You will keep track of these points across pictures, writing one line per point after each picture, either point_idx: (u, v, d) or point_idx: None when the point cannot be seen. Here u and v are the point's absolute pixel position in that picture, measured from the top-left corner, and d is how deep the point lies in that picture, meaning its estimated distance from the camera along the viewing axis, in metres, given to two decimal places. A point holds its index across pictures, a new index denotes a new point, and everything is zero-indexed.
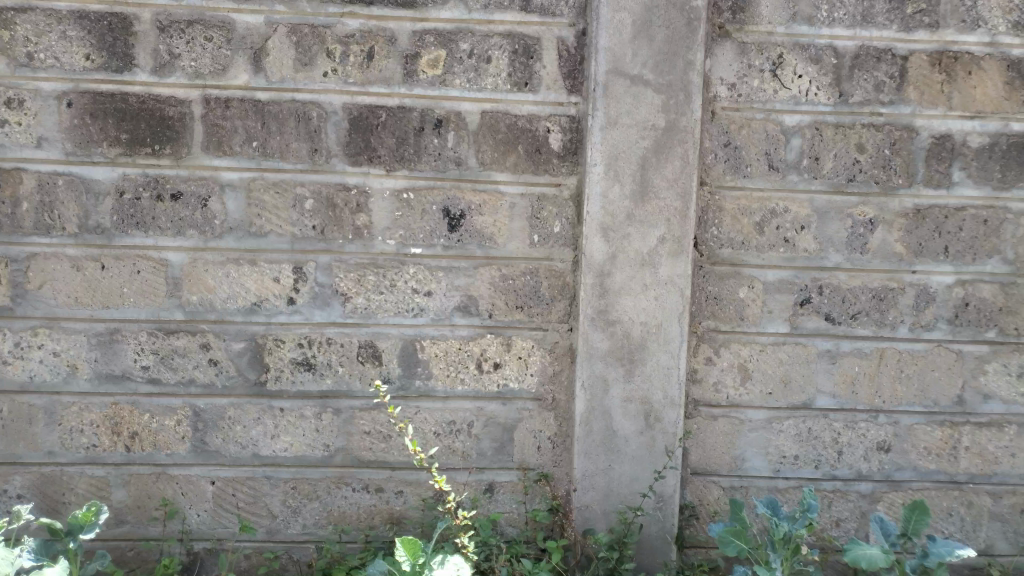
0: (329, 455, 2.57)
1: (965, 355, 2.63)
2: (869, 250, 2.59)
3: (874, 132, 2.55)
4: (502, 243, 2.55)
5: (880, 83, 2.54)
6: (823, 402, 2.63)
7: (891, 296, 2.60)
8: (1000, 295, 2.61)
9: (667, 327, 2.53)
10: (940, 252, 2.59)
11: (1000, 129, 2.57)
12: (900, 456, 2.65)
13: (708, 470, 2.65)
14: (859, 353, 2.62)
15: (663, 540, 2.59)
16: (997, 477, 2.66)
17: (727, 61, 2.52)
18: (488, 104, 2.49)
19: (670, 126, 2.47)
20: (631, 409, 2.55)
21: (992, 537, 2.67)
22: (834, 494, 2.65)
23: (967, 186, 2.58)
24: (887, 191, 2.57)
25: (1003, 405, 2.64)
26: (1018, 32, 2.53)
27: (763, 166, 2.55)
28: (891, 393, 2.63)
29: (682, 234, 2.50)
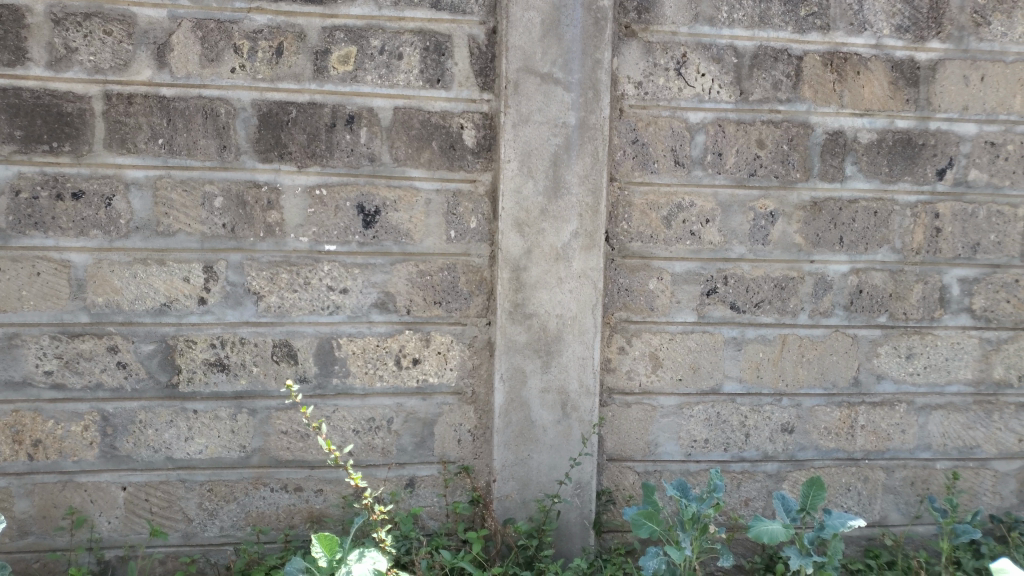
0: (245, 456, 2.53)
1: (860, 339, 2.79)
2: (770, 241, 2.72)
3: (773, 129, 2.68)
4: (419, 239, 2.56)
5: (777, 82, 2.66)
6: (730, 387, 2.75)
7: (791, 284, 2.73)
8: (890, 281, 2.78)
9: (582, 319, 2.60)
10: (836, 242, 2.74)
11: (886, 126, 2.73)
12: (802, 437, 2.79)
13: (624, 457, 2.74)
14: (763, 339, 2.75)
15: (581, 526, 2.66)
16: (890, 452, 2.84)
17: (634, 60, 2.60)
18: (400, 100, 2.51)
19: (580, 124, 2.53)
20: (548, 400, 2.61)
21: (886, 509, 2.85)
22: (742, 475, 2.77)
23: (858, 180, 2.74)
24: (786, 184, 2.70)
25: (894, 385, 2.82)
26: (901, 35, 2.70)
27: (670, 162, 2.65)
28: (793, 376, 2.77)
29: (595, 228, 2.57)
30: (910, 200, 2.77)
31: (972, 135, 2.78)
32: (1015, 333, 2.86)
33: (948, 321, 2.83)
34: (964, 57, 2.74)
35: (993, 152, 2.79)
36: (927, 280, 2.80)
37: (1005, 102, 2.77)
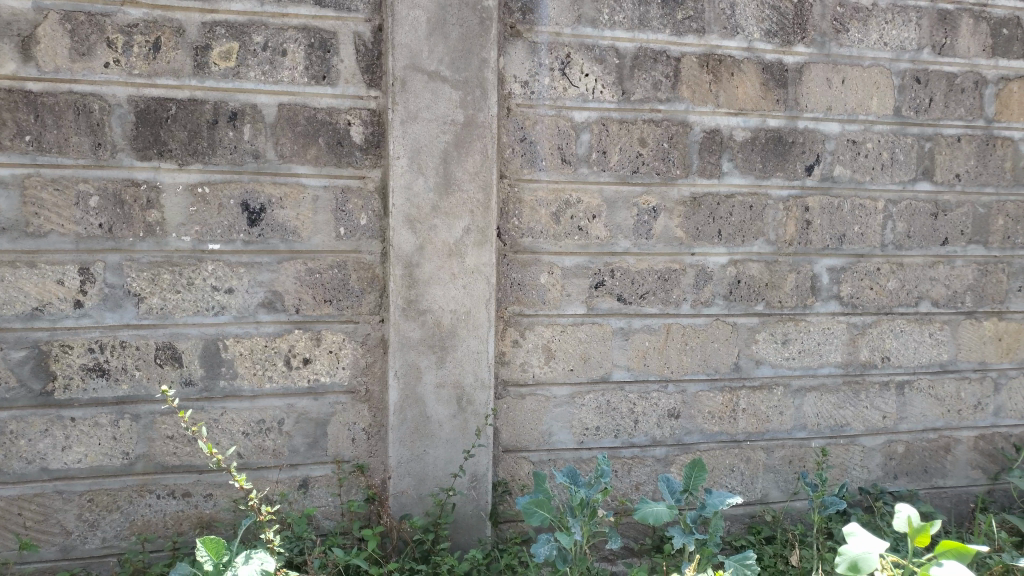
0: (128, 464, 2.46)
1: (739, 327, 2.94)
2: (654, 235, 2.83)
3: (654, 127, 2.79)
4: (307, 237, 2.54)
5: (657, 82, 2.78)
6: (619, 375, 2.85)
7: (674, 276, 2.86)
8: (766, 272, 2.94)
9: (476, 314, 2.64)
10: (714, 235, 2.88)
11: (759, 125, 2.89)
12: (688, 421, 2.93)
13: (519, 447, 2.79)
14: (649, 329, 2.86)
15: (478, 517, 2.70)
16: (769, 433, 3.01)
17: (519, 59, 2.66)
18: (285, 97, 2.48)
19: (468, 121, 2.57)
20: (444, 395, 2.64)
21: (767, 487, 3.01)
22: (633, 460, 2.88)
23: (734, 176, 2.88)
24: (667, 181, 2.82)
25: (772, 369, 2.99)
26: (770, 39, 2.86)
27: (557, 160, 2.72)
28: (678, 364, 2.89)
29: (485, 224, 2.62)
30: (782, 194, 2.94)
31: (835, 133, 2.97)
32: (879, 318, 3.07)
33: (819, 308, 3.01)
34: (827, 61, 2.93)
35: (855, 149, 2.99)
36: (799, 270, 2.97)
37: (864, 104, 2.98)
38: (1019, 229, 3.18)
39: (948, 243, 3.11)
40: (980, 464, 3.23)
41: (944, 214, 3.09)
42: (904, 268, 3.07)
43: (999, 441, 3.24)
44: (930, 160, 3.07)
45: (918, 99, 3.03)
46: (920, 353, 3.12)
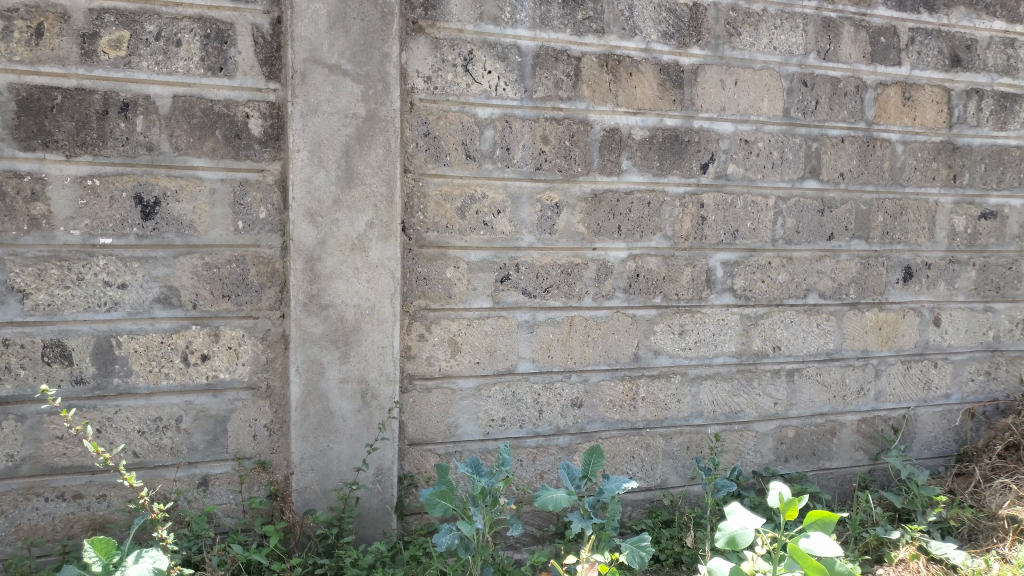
0: (13, 466, 2.36)
1: (639, 318, 3.05)
2: (557, 230, 2.90)
3: (556, 125, 2.85)
4: (204, 231, 2.50)
5: (559, 81, 2.84)
6: (524, 367, 2.91)
7: (576, 270, 2.94)
8: (663, 266, 3.06)
9: (380, 309, 2.65)
10: (615, 231, 2.97)
11: (656, 124, 3.00)
12: (591, 410, 3.01)
13: (424, 440, 2.82)
14: (553, 322, 2.93)
15: (383, 510, 2.72)
16: (668, 420, 3.13)
17: (422, 55, 2.68)
18: (180, 88, 2.43)
19: (370, 116, 2.57)
20: (347, 389, 2.64)
21: (666, 472, 3.13)
22: (537, 450, 2.94)
23: (633, 173, 2.98)
24: (569, 177, 2.89)
25: (670, 359, 3.11)
26: (667, 41, 2.96)
27: (461, 155, 2.75)
28: (580, 355, 2.98)
29: (389, 218, 2.63)
30: (679, 191, 3.06)
31: (729, 133, 3.10)
32: (770, 310, 3.23)
33: (714, 300, 3.15)
34: (720, 63, 3.06)
35: (747, 148, 3.13)
36: (695, 264, 3.10)
37: (755, 105, 3.12)
38: (897, 225, 3.39)
39: (834, 239, 3.29)
40: (862, 446, 3.44)
41: (829, 211, 3.27)
42: (793, 262, 3.24)
43: (879, 424, 3.45)
44: (816, 160, 3.24)
45: (805, 102, 3.19)
46: (808, 343, 3.30)
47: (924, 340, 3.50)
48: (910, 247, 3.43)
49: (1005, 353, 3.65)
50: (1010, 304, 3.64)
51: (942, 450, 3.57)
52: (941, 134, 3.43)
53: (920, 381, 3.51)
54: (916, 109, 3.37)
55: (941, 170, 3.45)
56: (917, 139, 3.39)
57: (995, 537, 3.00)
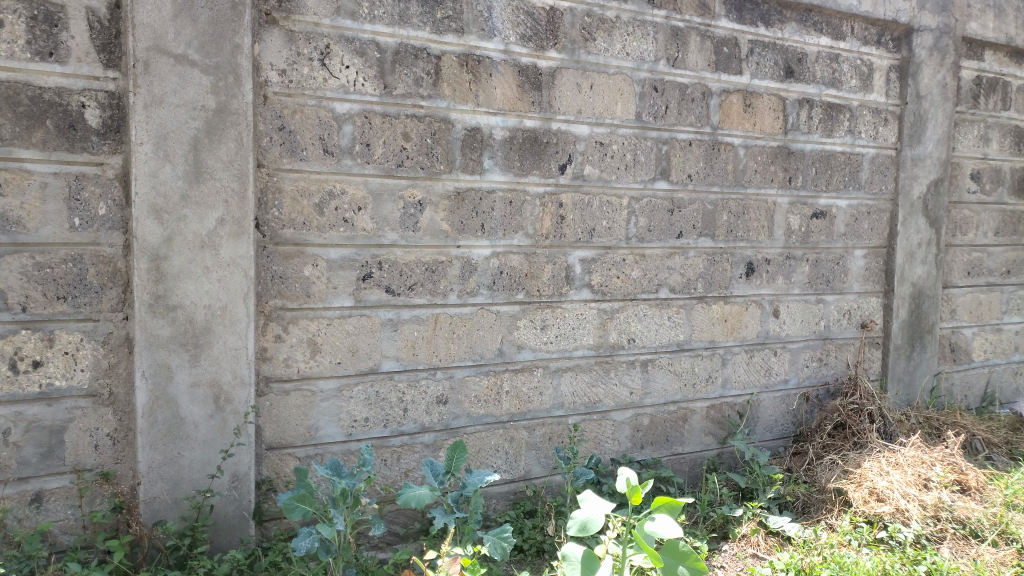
0: None
1: (502, 315, 3.09)
2: (420, 228, 2.89)
3: (417, 123, 2.85)
4: (34, 228, 2.32)
5: (419, 78, 2.84)
6: (388, 366, 2.89)
7: (440, 268, 2.95)
8: (525, 263, 3.12)
9: (233, 309, 2.56)
10: (478, 229, 3.00)
11: (516, 125, 3.05)
12: (456, 407, 3.03)
13: (283, 444, 2.74)
14: (417, 320, 2.92)
15: (240, 517, 2.63)
16: (531, 413, 3.20)
17: (276, 47, 2.60)
18: (3, 73, 2.24)
19: (220, 108, 2.48)
20: (199, 394, 2.53)
21: (530, 464, 3.20)
22: (402, 449, 2.92)
23: (495, 173, 3.02)
24: (431, 175, 2.89)
25: (533, 354, 3.18)
26: (525, 43, 3.03)
27: (318, 151, 2.70)
28: (445, 352, 2.99)
29: (242, 215, 2.54)
30: (538, 191, 3.13)
31: (585, 135, 3.21)
32: (625, 304, 3.38)
33: (573, 296, 3.25)
34: (576, 67, 3.16)
35: (602, 150, 3.26)
36: (555, 261, 3.18)
37: (609, 108, 3.25)
38: (740, 223, 3.63)
39: (683, 237, 3.48)
40: (712, 431, 3.66)
41: (678, 210, 3.46)
42: (645, 259, 3.40)
43: (726, 410, 3.69)
44: (667, 162, 3.41)
45: (656, 106, 3.36)
46: (661, 335, 3.48)
47: (765, 331, 3.77)
48: (752, 244, 3.68)
49: (834, 341, 3.99)
50: (839, 296, 3.98)
51: (781, 432, 3.87)
52: (777, 139, 3.70)
53: (761, 369, 3.78)
54: (756, 116, 3.62)
55: (778, 172, 3.72)
56: (756, 143, 3.64)
57: (824, 508, 3.29)
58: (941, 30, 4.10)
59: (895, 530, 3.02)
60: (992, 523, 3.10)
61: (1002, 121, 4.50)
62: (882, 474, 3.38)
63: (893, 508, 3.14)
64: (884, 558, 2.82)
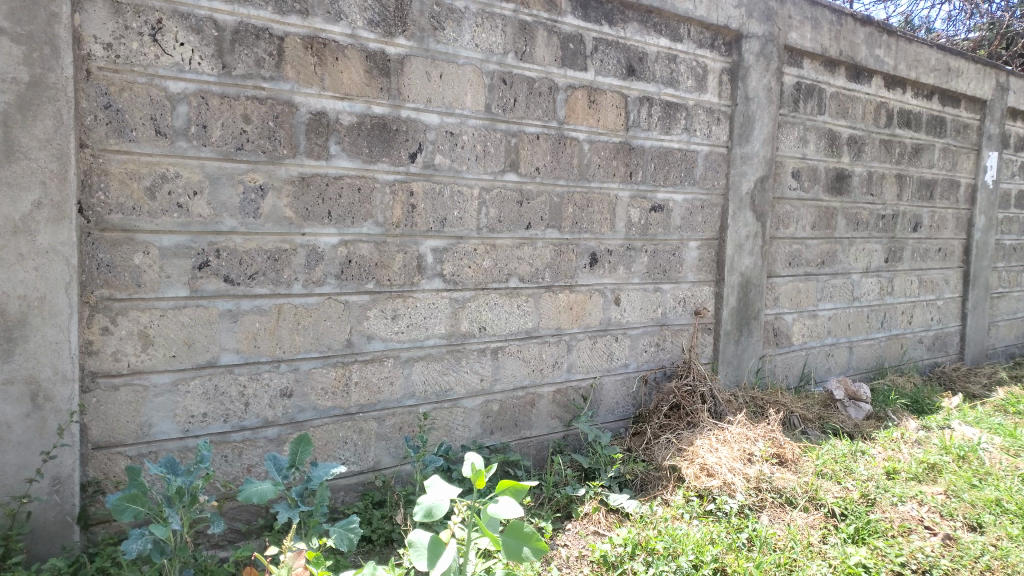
0: None
1: (350, 305, 3.04)
2: (262, 215, 2.79)
3: (258, 105, 2.74)
4: None
5: (260, 60, 2.73)
6: (227, 359, 2.77)
7: (284, 256, 2.86)
8: (375, 252, 3.08)
9: (53, 299, 2.39)
10: (324, 216, 2.94)
11: (364, 111, 3.01)
12: (301, 399, 2.96)
13: (112, 443, 2.57)
14: (258, 310, 2.82)
15: (62, 523, 2.45)
16: (380, 404, 3.17)
17: (100, 19, 2.42)
18: None
19: (35, 82, 2.30)
20: (12, 391, 2.34)
21: (379, 454, 3.19)
22: (243, 444, 2.82)
23: (341, 159, 2.96)
24: (274, 160, 2.80)
25: (382, 344, 3.15)
26: (372, 28, 2.99)
27: (149, 132, 2.54)
28: (289, 344, 2.91)
29: (62, 198, 2.37)
30: (388, 179, 3.10)
31: (435, 124, 3.21)
32: (476, 293, 3.41)
33: (424, 285, 3.24)
34: (426, 55, 3.15)
35: (452, 140, 3.27)
36: (406, 250, 3.17)
37: (459, 98, 3.26)
38: (584, 215, 3.78)
39: (531, 228, 3.57)
40: (558, 415, 3.79)
41: (527, 202, 3.54)
42: (496, 249, 3.46)
43: (571, 394, 3.84)
44: (515, 154, 3.48)
45: (505, 99, 3.41)
46: (510, 323, 3.55)
47: (607, 318, 3.95)
48: (596, 236, 3.83)
49: (671, 327, 4.25)
50: (675, 285, 4.24)
51: (622, 414, 4.07)
52: (619, 135, 3.87)
53: (604, 354, 3.96)
54: (599, 112, 3.77)
55: (620, 167, 3.89)
56: (600, 139, 3.80)
57: (660, 485, 3.50)
58: (767, 38, 4.44)
59: (722, 501, 3.26)
60: (804, 490, 3.43)
61: (819, 124, 4.93)
62: (712, 451, 3.65)
63: (721, 482, 3.40)
64: (712, 528, 3.03)
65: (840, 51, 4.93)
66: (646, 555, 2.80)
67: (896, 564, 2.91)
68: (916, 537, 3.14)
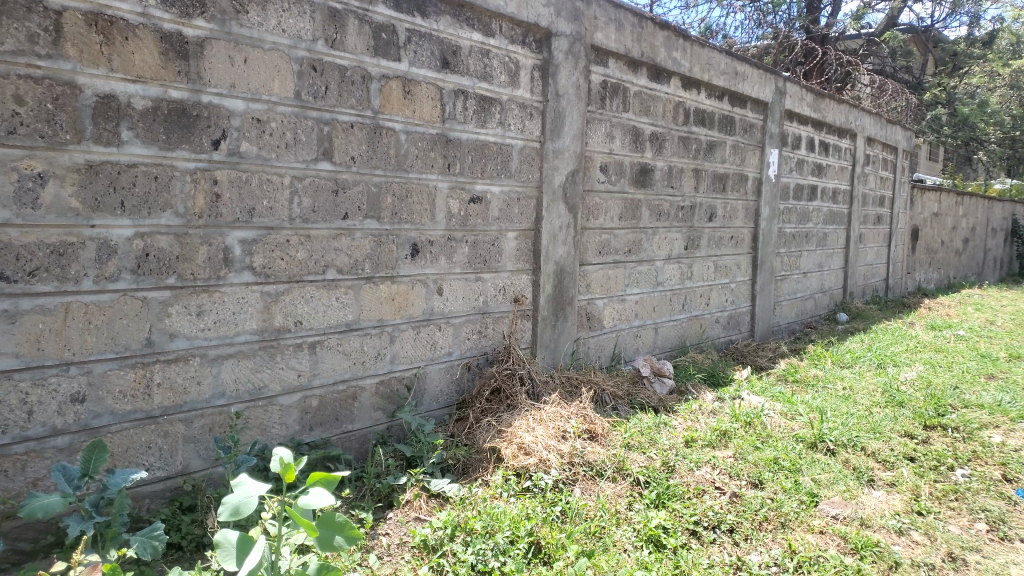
0: None
1: (150, 301, 2.87)
2: (42, 205, 2.56)
3: (33, 86, 2.51)
4: None
5: (34, 35, 2.49)
6: (4, 363, 2.53)
7: (70, 250, 2.64)
8: (176, 244, 2.92)
9: None
10: (116, 207, 2.74)
11: (160, 95, 2.83)
12: (96, 404, 2.75)
13: None
14: (41, 309, 2.59)
15: None
16: (187, 405, 3.02)
17: None
18: None
19: None
20: None
21: (188, 457, 3.03)
22: (27, 456, 2.59)
23: (135, 145, 2.77)
24: (55, 145, 2.57)
25: (188, 341, 2.99)
26: (167, 8, 2.81)
27: None
28: (80, 345, 2.69)
29: None
30: (189, 166, 2.94)
31: (240, 110, 3.08)
32: (290, 286, 3.32)
33: (233, 279, 3.11)
34: (228, 39, 3.01)
35: (260, 128, 3.15)
36: (211, 242, 3.03)
37: (265, 85, 3.15)
38: (403, 206, 3.78)
39: (348, 218, 3.52)
40: (381, 406, 3.79)
41: (343, 191, 3.49)
42: (311, 240, 3.38)
43: (393, 385, 3.84)
44: (329, 143, 3.41)
45: (315, 86, 3.34)
46: (327, 316, 3.49)
47: (429, 308, 3.98)
48: (415, 226, 3.85)
49: (491, 315, 4.36)
50: (494, 274, 4.35)
51: (445, 402, 4.14)
52: (435, 127, 3.91)
53: (426, 344, 3.99)
54: (414, 103, 3.78)
55: (437, 159, 3.93)
56: (416, 130, 3.81)
57: (481, 467, 3.60)
58: (574, 37, 4.65)
59: (538, 478, 3.41)
60: (613, 462, 3.68)
61: (624, 121, 5.24)
62: (529, 431, 3.80)
63: (537, 460, 3.55)
64: (528, 503, 3.17)
65: (641, 52, 5.27)
66: (464, 536, 2.88)
67: (691, 523, 3.21)
68: (708, 497, 3.48)
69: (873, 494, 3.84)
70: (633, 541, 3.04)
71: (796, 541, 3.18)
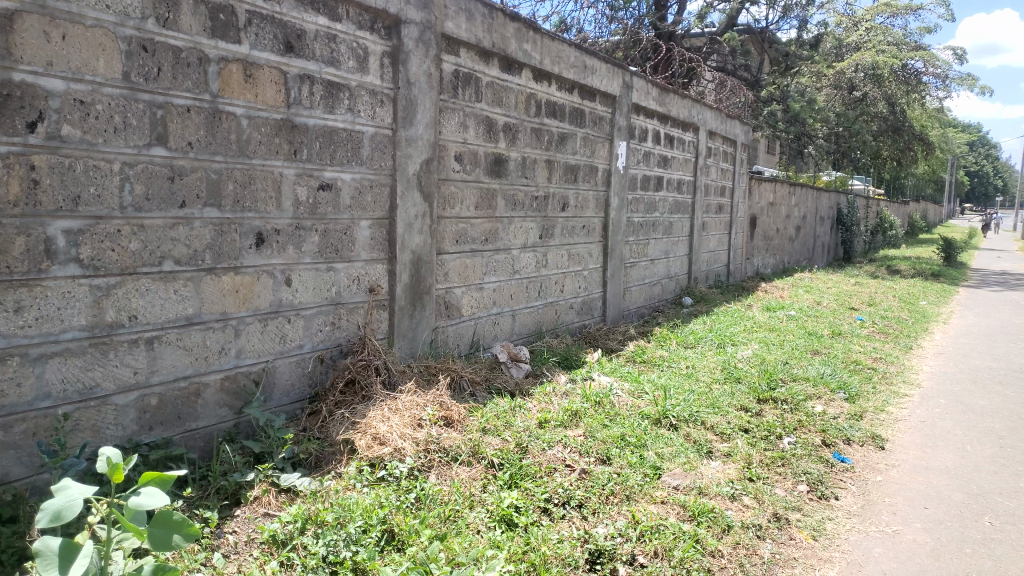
0: None
1: None
2: None
3: None
4: None
5: None
6: None
7: None
8: None
9: None
10: None
11: None
12: None
13: None
14: None
15: None
16: (5, 409, 2.79)
17: None
18: None
19: None
20: None
21: (8, 465, 2.82)
22: None
23: None
24: None
25: (4, 340, 2.76)
26: None
27: None
28: None
29: None
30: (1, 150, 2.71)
31: (60, 90, 2.86)
32: (122, 279, 3.13)
33: (56, 272, 2.90)
34: (42, 12, 2.79)
35: (84, 110, 2.94)
36: (29, 232, 2.81)
37: (89, 64, 2.94)
38: (245, 193, 3.65)
39: (186, 207, 3.36)
40: (226, 403, 3.66)
41: (179, 178, 3.32)
42: (144, 229, 3.20)
43: (241, 380, 3.72)
44: (163, 127, 3.23)
45: (146, 67, 3.15)
46: (166, 309, 3.32)
47: (277, 299, 3.88)
48: (260, 215, 3.74)
49: (345, 306, 4.31)
50: (347, 264, 4.29)
51: (297, 395, 4.05)
52: (280, 112, 3.79)
53: (275, 337, 3.89)
54: (257, 87, 3.65)
55: (283, 145, 3.83)
56: (260, 115, 3.68)
57: (334, 459, 3.56)
58: (424, 25, 4.65)
59: (392, 467, 3.42)
60: (468, 447, 3.75)
61: (477, 111, 5.30)
62: (384, 421, 3.80)
63: (392, 449, 3.56)
64: (382, 492, 3.18)
65: (492, 43, 5.34)
66: (315, 528, 2.85)
67: (542, 501, 3.33)
68: (558, 475, 3.62)
69: (711, 464, 4.12)
70: (486, 522, 3.12)
71: (639, 511, 3.36)
